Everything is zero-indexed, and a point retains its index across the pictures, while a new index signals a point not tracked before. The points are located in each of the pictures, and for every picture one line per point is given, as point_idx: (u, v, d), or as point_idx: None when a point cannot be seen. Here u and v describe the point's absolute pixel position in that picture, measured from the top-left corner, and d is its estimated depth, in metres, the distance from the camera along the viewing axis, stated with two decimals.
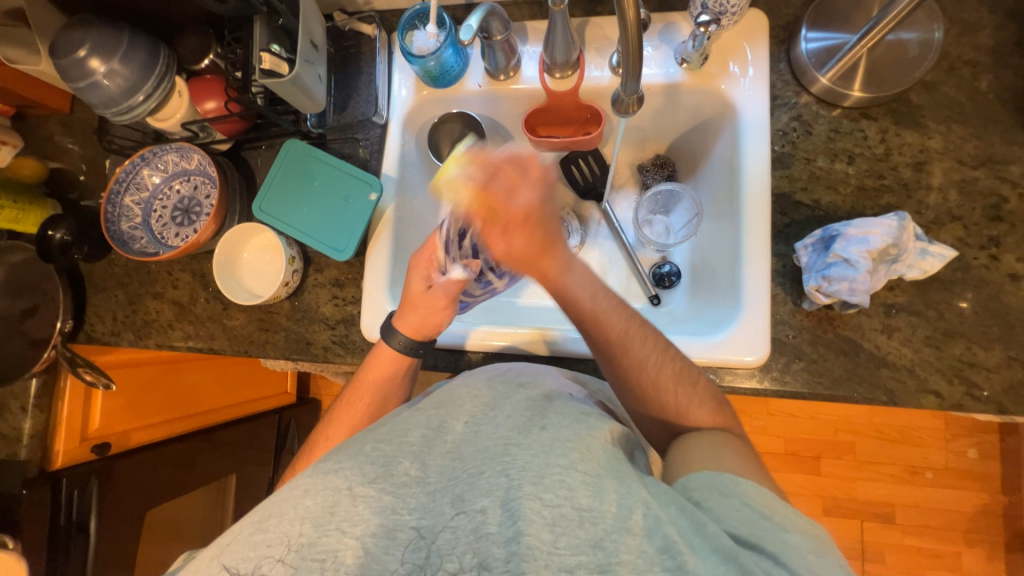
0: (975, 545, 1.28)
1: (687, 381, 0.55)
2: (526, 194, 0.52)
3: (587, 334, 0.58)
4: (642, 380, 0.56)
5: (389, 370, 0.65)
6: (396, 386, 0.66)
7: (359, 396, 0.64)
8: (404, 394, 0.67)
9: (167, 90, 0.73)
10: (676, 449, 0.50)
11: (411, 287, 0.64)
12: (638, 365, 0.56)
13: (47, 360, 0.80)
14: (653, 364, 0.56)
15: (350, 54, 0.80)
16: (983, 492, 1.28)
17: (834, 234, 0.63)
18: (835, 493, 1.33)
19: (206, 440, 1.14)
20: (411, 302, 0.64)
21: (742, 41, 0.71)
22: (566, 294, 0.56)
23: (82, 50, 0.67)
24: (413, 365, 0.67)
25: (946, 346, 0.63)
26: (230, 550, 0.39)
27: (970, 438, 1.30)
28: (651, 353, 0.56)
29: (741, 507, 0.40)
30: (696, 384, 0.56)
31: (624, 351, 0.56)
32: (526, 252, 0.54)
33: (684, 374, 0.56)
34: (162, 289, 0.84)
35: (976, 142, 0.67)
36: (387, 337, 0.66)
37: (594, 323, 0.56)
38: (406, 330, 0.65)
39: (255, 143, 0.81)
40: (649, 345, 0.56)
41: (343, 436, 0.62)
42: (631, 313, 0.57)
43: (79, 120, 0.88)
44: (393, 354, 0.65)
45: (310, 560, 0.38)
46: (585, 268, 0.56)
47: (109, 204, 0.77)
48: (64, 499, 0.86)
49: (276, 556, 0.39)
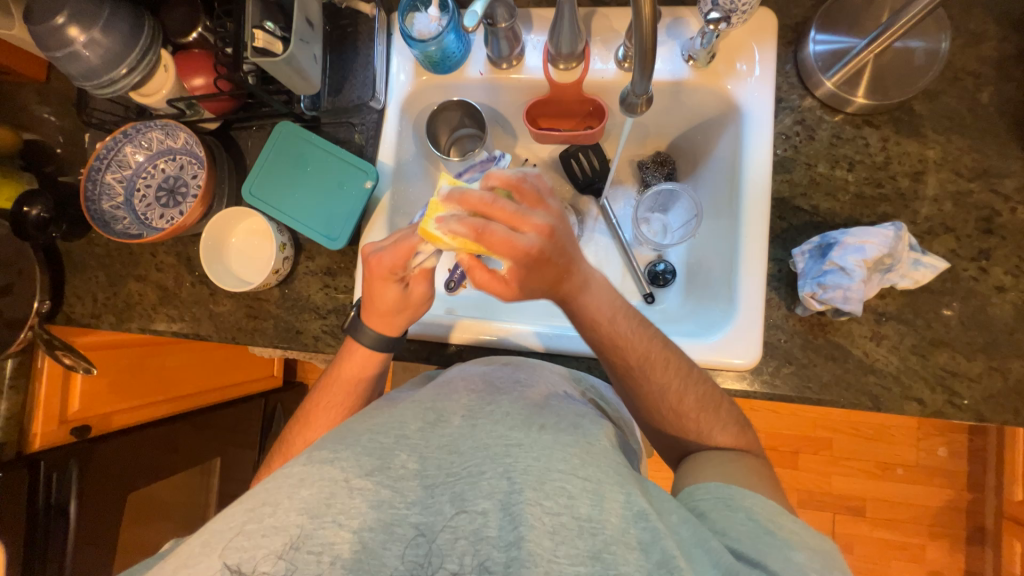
0: (939, 538, 1.34)
1: (710, 407, 0.57)
2: (544, 211, 0.51)
3: (605, 358, 0.58)
4: (663, 404, 0.57)
5: (362, 368, 0.65)
6: (370, 381, 0.65)
7: (332, 394, 0.64)
8: (378, 391, 0.67)
9: (152, 63, 0.70)
10: (688, 462, 0.54)
11: (385, 298, 0.60)
12: (661, 388, 0.57)
13: (24, 341, 0.76)
14: (676, 389, 0.57)
15: (347, 34, 0.77)
16: (949, 488, 1.34)
17: (832, 242, 0.63)
18: (810, 487, 1.38)
19: (190, 423, 1.13)
20: (387, 309, 0.62)
21: (750, 40, 0.70)
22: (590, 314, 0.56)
23: (61, 17, 0.63)
24: (385, 362, 0.67)
25: (931, 355, 0.64)
26: (225, 542, 0.38)
27: (941, 437, 1.35)
28: (674, 379, 0.57)
29: (745, 521, 0.43)
30: (718, 408, 0.57)
31: (644, 375, 0.57)
32: (543, 282, 0.52)
33: (707, 401, 0.57)
34: (145, 271, 0.81)
35: (974, 154, 0.67)
36: (356, 335, 0.65)
37: (618, 346, 0.57)
38: (378, 328, 0.64)
39: (245, 123, 0.77)
40: (672, 369, 0.57)
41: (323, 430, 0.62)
42: (653, 336, 0.58)
43: (56, 90, 0.84)
44: (365, 353, 0.65)
45: (306, 552, 0.37)
46: (606, 283, 0.58)
47: (89, 181, 0.73)
48: (43, 482, 0.84)
49: (271, 549, 0.38)
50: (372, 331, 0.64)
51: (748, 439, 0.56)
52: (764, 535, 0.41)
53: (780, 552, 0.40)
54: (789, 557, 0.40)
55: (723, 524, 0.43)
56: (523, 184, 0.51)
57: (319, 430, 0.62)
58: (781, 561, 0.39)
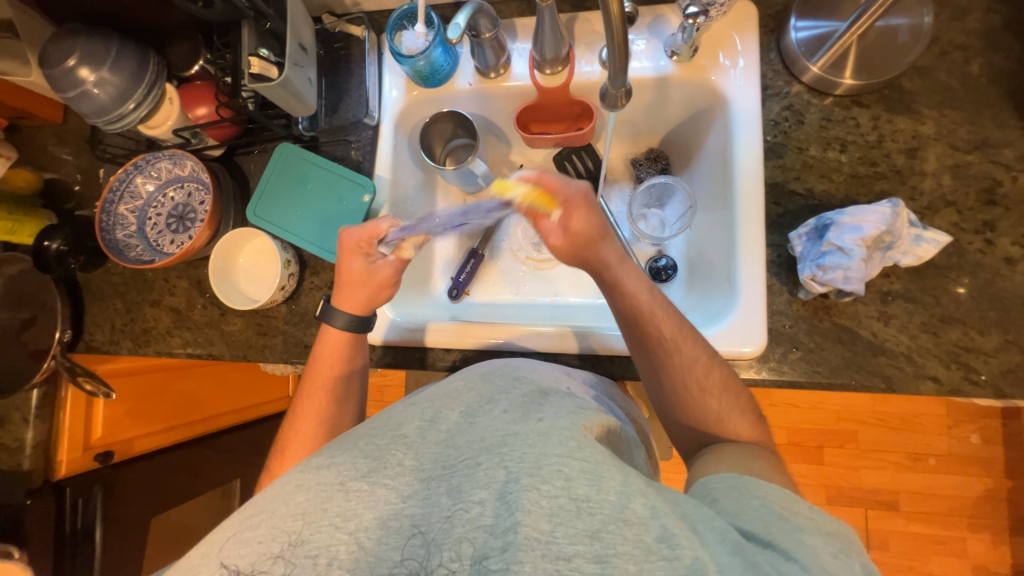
0: (980, 530, 1.28)
1: (732, 389, 0.57)
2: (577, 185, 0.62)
3: (635, 332, 0.60)
4: (689, 382, 0.57)
5: (337, 355, 0.67)
6: (348, 364, 0.67)
7: (316, 384, 0.65)
8: (361, 376, 0.68)
9: (157, 98, 0.73)
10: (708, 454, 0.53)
11: (348, 267, 0.66)
12: (688, 365, 0.57)
13: (47, 370, 0.80)
14: (702, 367, 0.57)
15: (341, 56, 0.80)
16: (987, 477, 1.28)
17: (828, 223, 0.63)
18: (839, 482, 1.33)
19: (210, 447, 1.19)
20: (351, 280, 0.66)
21: (731, 32, 0.71)
22: (618, 288, 0.61)
23: (72, 60, 0.67)
24: (359, 342, 0.68)
25: (943, 332, 0.63)
26: (223, 547, 0.40)
27: (973, 423, 1.30)
28: (701, 355, 0.57)
29: (760, 508, 0.42)
30: (739, 395, 0.57)
31: (675, 349, 0.57)
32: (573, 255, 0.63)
33: (729, 383, 0.57)
34: (159, 296, 0.84)
35: (969, 127, 0.66)
36: (329, 320, 0.67)
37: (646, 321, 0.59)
38: (349, 309, 0.66)
39: (247, 148, 0.81)
40: (697, 348, 0.58)
41: (309, 427, 0.63)
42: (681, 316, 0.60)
43: (72, 131, 0.89)
44: (339, 334, 0.67)
45: (303, 557, 0.38)
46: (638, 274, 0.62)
47: (103, 213, 0.77)
48: (69, 508, 0.87)
49: (269, 552, 0.38)
50: (343, 313, 0.66)
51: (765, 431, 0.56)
52: (776, 519, 0.41)
53: (789, 534, 0.39)
54: (802, 540, 0.39)
55: (735, 509, 0.42)
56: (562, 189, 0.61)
57: (309, 418, 0.64)
58: (797, 544, 0.38)
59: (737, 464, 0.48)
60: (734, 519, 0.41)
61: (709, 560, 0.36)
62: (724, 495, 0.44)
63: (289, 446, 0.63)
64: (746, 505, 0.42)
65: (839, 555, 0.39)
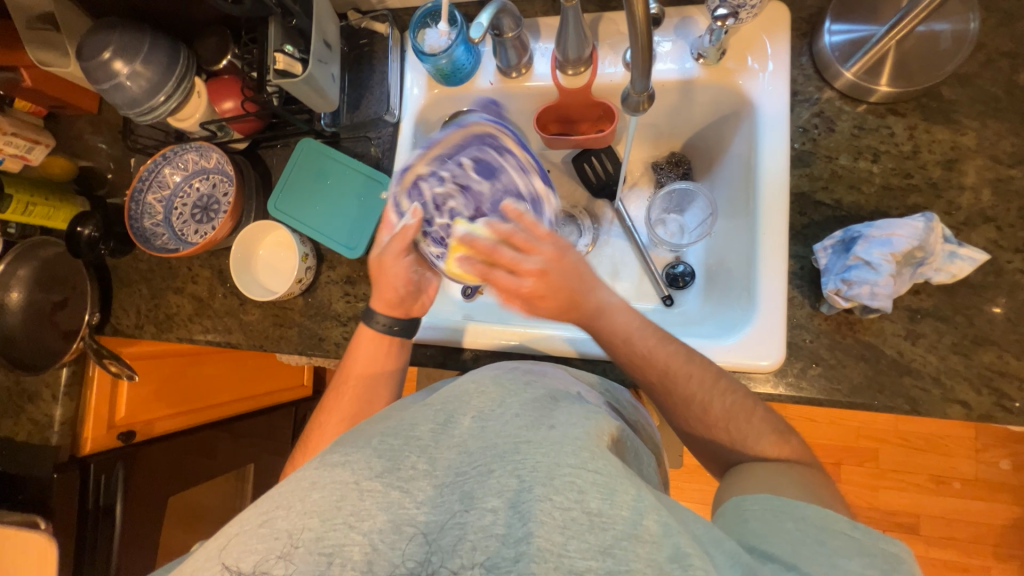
0: (1004, 560, 1.22)
1: (739, 415, 0.55)
2: (536, 254, 0.52)
3: (638, 374, 0.58)
4: (690, 412, 0.57)
5: (371, 355, 0.66)
6: (382, 366, 0.66)
7: (347, 381, 0.65)
8: (394, 379, 0.67)
9: (187, 90, 0.75)
10: (733, 475, 0.52)
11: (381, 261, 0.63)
12: (685, 400, 0.56)
13: (75, 351, 0.83)
14: (702, 399, 0.56)
15: (364, 53, 0.81)
16: (1015, 505, 1.23)
17: (856, 236, 0.61)
18: (855, 501, 1.29)
19: (227, 431, 1.21)
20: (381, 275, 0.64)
21: (761, 34, 0.69)
22: (608, 332, 0.57)
23: (107, 53, 0.70)
24: (398, 347, 0.68)
25: (975, 355, 0.60)
26: (232, 543, 0.40)
27: (1003, 448, 1.24)
28: (697, 390, 0.56)
29: (793, 530, 0.41)
30: (753, 415, 0.55)
31: (669, 388, 0.57)
32: (558, 309, 0.55)
33: (737, 408, 0.55)
34: (182, 284, 0.86)
35: (1013, 140, 0.63)
36: (368, 321, 0.67)
37: (643, 362, 0.57)
38: (383, 309, 0.66)
39: (271, 142, 0.82)
40: (696, 381, 0.56)
41: (333, 426, 0.62)
42: (677, 346, 0.57)
43: (106, 120, 0.92)
44: (375, 336, 0.67)
45: (316, 554, 0.38)
46: (625, 308, 0.57)
47: (133, 202, 0.79)
48: (92, 483, 0.91)
49: (279, 550, 0.39)
50: (383, 314, 0.66)
51: (791, 446, 0.53)
52: (814, 543, 0.40)
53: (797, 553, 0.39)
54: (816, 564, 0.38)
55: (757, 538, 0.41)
56: (527, 242, 0.52)
57: (335, 416, 0.63)
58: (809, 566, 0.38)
59: (766, 484, 0.47)
60: (743, 539, 0.41)
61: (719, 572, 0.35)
62: (757, 517, 0.43)
63: (311, 441, 0.63)
64: (779, 528, 0.41)
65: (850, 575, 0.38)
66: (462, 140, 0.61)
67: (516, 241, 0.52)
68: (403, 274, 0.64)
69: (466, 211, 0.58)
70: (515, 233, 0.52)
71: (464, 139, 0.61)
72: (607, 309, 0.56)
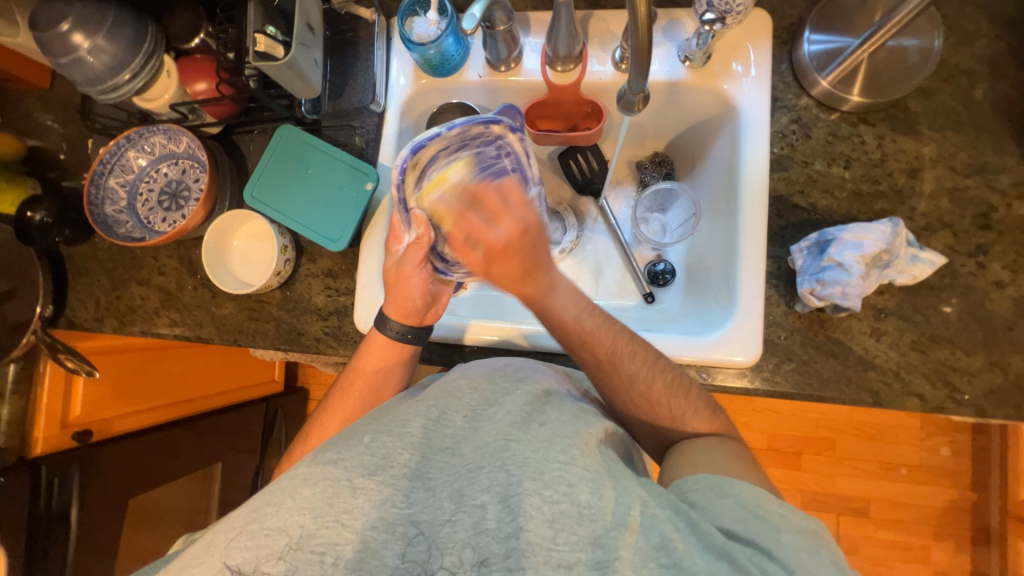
0: (944, 539, 1.33)
1: (680, 391, 0.57)
2: (505, 224, 0.56)
3: (576, 353, 0.59)
4: (650, 405, 0.57)
5: (380, 360, 0.64)
6: (391, 371, 0.64)
7: (354, 381, 0.63)
8: (400, 385, 0.64)
9: (156, 69, 0.71)
10: (668, 459, 0.54)
11: (387, 265, 0.65)
12: (629, 380, 0.57)
13: (26, 345, 0.77)
14: (643, 378, 0.57)
15: (347, 38, 0.78)
16: (954, 488, 1.33)
17: (830, 239, 0.64)
18: (814, 487, 1.37)
19: (193, 429, 1.12)
20: (389, 281, 0.64)
21: (745, 41, 0.71)
22: (555, 315, 0.58)
23: (65, 24, 0.64)
24: (408, 355, 0.65)
25: (931, 351, 0.65)
26: (225, 543, 0.39)
27: (945, 436, 1.34)
28: (640, 369, 0.57)
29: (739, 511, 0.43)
30: (689, 394, 0.57)
31: (613, 367, 0.57)
32: (506, 274, 0.57)
33: (676, 384, 0.57)
34: (147, 275, 0.82)
35: (969, 151, 0.68)
36: (381, 327, 0.64)
37: (588, 344, 0.58)
38: (395, 316, 0.64)
39: (246, 127, 0.78)
40: (639, 360, 0.57)
41: (336, 427, 0.60)
42: (619, 329, 0.59)
43: (59, 96, 0.85)
44: (388, 344, 0.64)
45: (309, 552, 0.38)
46: (570, 286, 0.59)
47: (92, 186, 0.74)
48: (45, 486, 0.84)
49: (275, 548, 0.38)
50: (393, 321, 0.64)
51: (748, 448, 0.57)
52: (755, 520, 0.42)
53: (769, 534, 0.41)
54: (790, 551, 0.40)
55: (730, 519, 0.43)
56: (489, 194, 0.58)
57: (339, 415, 0.62)
58: (780, 545, 0.40)
59: (707, 464, 0.49)
60: (711, 520, 0.42)
61: (705, 568, 0.36)
62: (701, 498, 0.44)
63: (309, 436, 0.61)
64: None
65: (819, 555, 0.40)
66: (474, 134, 0.61)
67: (491, 209, 0.57)
68: (422, 285, 0.64)
69: None
70: (507, 186, 0.59)
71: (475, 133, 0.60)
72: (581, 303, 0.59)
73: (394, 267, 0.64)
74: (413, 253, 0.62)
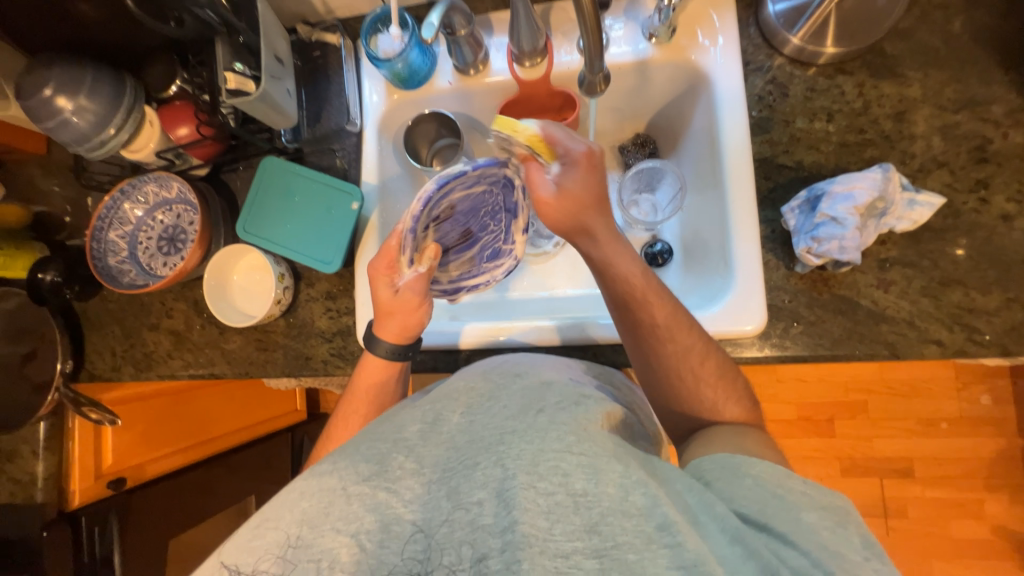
0: (997, 491, 1.27)
1: (727, 375, 0.57)
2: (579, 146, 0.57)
3: (630, 314, 0.58)
4: (671, 377, 0.57)
5: (378, 380, 0.65)
6: (391, 389, 0.65)
7: (355, 406, 0.63)
8: (399, 395, 0.66)
9: (138, 120, 0.73)
10: (693, 441, 0.54)
11: (379, 296, 0.62)
12: (682, 353, 0.57)
13: (51, 402, 0.80)
14: (697, 354, 0.57)
15: (319, 65, 0.79)
16: (1000, 437, 1.28)
17: (819, 194, 0.63)
18: (852, 453, 1.33)
19: (223, 465, 1.14)
20: (384, 310, 0.63)
21: (708, 9, 0.70)
22: (619, 278, 0.58)
23: (48, 89, 0.67)
24: (402, 369, 0.66)
25: (943, 295, 0.62)
26: (228, 543, 0.41)
27: (982, 384, 1.29)
28: (697, 341, 0.57)
29: (753, 486, 0.42)
30: (734, 381, 0.58)
31: (669, 337, 0.57)
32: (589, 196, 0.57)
33: (725, 369, 0.57)
34: (157, 320, 0.84)
35: (955, 86, 0.66)
36: (371, 347, 0.64)
37: (641, 304, 0.57)
38: (389, 338, 0.64)
39: (232, 165, 0.80)
40: (694, 334, 0.57)
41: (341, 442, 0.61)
42: (676, 300, 0.59)
43: (56, 161, 0.88)
44: (380, 362, 0.65)
45: (305, 561, 0.38)
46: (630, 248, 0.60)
47: (94, 241, 0.76)
48: (85, 537, 0.85)
49: (275, 552, 0.39)
50: (384, 341, 0.64)
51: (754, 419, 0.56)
52: (771, 499, 0.41)
53: (786, 514, 0.39)
54: (800, 524, 0.39)
55: (737, 494, 0.42)
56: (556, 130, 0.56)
57: (342, 439, 0.62)
58: (794, 528, 0.39)
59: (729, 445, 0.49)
60: (730, 501, 0.41)
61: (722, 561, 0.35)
62: (717, 477, 0.44)
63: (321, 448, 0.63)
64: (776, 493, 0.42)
65: (840, 533, 0.39)
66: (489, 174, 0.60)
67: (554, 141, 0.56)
68: (424, 313, 0.63)
69: (456, 236, 0.64)
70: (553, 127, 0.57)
71: (490, 174, 0.60)
72: (612, 262, 0.59)
73: (396, 297, 0.62)
74: (409, 292, 0.61)
